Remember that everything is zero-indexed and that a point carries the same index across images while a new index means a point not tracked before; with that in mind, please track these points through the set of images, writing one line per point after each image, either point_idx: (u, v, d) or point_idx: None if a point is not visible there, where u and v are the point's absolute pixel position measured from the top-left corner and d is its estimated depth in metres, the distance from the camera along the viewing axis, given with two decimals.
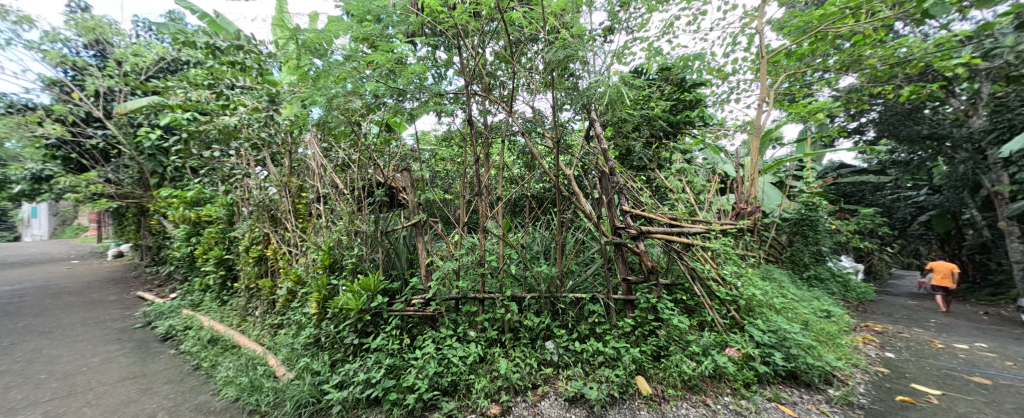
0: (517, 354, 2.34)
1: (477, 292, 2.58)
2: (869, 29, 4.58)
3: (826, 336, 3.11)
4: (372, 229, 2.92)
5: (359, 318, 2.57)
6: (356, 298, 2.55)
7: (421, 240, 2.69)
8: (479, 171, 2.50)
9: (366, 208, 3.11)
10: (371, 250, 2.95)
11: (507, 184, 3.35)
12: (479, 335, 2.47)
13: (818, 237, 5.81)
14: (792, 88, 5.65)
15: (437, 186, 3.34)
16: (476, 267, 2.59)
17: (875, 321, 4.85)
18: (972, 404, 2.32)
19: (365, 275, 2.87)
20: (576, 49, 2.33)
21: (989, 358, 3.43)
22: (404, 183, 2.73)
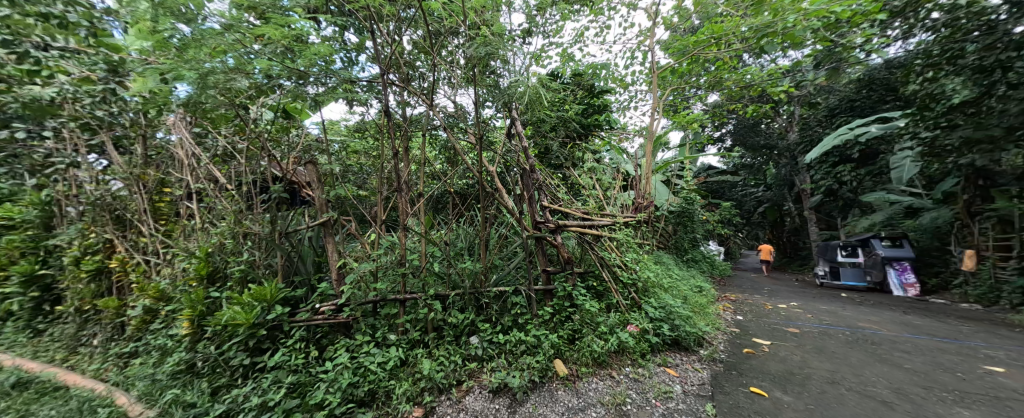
0: (441, 354, 2.29)
1: (398, 293, 2.45)
2: (727, 57, 5.61)
3: (699, 307, 3.80)
4: (268, 230, 2.51)
5: (251, 334, 2.20)
6: (248, 310, 2.19)
7: (332, 240, 2.44)
8: (398, 166, 2.34)
9: (258, 207, 2.64)
10: (267, 255, 2.57)
11: (426, 178, 3.23)
12: (399, 338, 2.34)
13: (694, 226, 7.10)
14: (675, 100, 6.64)
15: (349, 180, 3.05)
16: (396, 268, 2.45)
17: (730, 292, 6.08)
18: (790, 349, 3.09)
19: (258, 284, 2.48)
20: (497, 47, 2.40)
21: (799, 313, 4.60)
22: (309, 177, 2.44)
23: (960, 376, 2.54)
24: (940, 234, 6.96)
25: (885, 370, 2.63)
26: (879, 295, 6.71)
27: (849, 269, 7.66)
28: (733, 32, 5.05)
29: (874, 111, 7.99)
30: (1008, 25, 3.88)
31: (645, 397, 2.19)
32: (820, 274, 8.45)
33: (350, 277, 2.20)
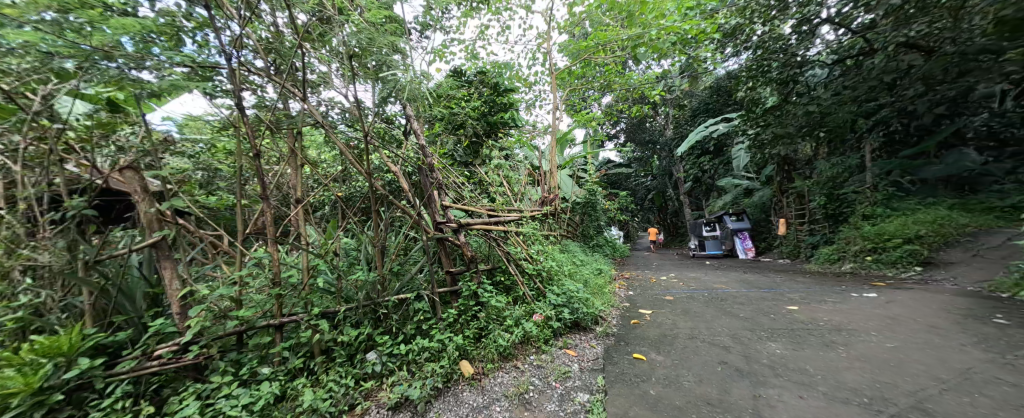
0: (329, 379, 2.14)
1: (272, 317, 2.19)
2: (614, 62, 6.28)
3: (598, 289, 4.19)
4: (64, 260, 1.95)
5: (40, 401, 1.64)
6: (30, 371, 1.61)
7: (170, 265, 2.04)
8: (257, 170, 2.10)
9: (44, 229, 1.98)
10: (70, 292, 2.02)
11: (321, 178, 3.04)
12: (274, 370, 2.12)
13: (597, 215, 7.83)
14: (575, 100, 7.20)
15: (195, 190, 2.70)
16: (269, 290, 2.16)
17: (627, 271, 6.88)
18: (669, 316, 3.56)
19: (48, 336, 1.87)
20: (368, 34, 2.28)
21: (675, 283, 5.41)
22: (132, 185, 1.93)
23: (775, 318, 3.26)
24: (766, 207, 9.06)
25: (728, 321, 3.24)
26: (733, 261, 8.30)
27: (712, 241, 9.26)
28: (617, 40, 5.68)
29: (721, 113, 9.77)
30: (795, 49, 4.88)
31: (547, 381, 2.37)
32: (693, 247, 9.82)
33: (198, 308, 1.88)
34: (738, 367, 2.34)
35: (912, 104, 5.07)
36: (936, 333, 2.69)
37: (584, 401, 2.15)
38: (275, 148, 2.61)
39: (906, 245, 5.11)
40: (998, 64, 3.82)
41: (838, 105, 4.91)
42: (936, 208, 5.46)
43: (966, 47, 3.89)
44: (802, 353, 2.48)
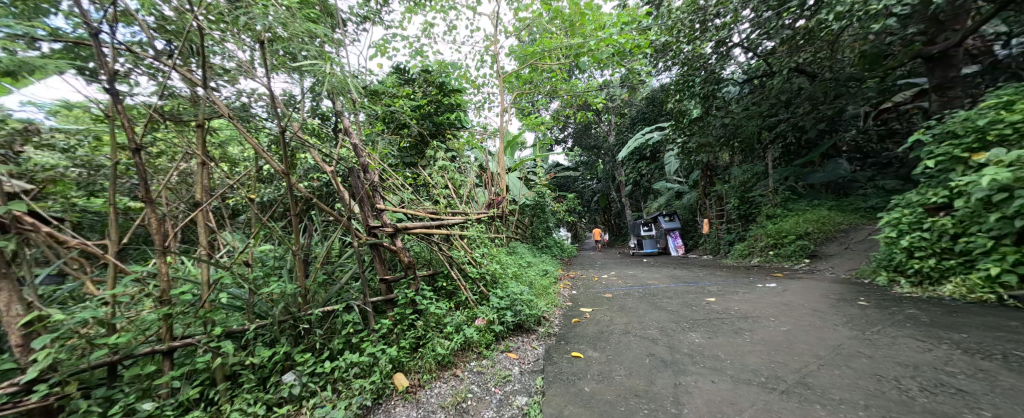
0: (233, 408, 1.91)
1: (162, 342, 1.91)
2: (559, 69, 6.47)
3: (542, 289, 4.26)
4: None
5: None
6: None
7: (7, 286, 1.62)
8: (137, 170, 1.74)
9: None
10: None
11: (250, 182, 2.74)
12: (164, 403, 1.85)
13: (546, 217, 8.22)
14: (523, 103, 7.31)
15: (69, 191, 2.32)
16: (156, 311, 1.88)
17: (571, 270, 7.11)
18: (607, 313, 3.72)
19: None
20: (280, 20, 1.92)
21: (615, 280, 5.69)
22: None
23: (698, 311, 3.55)
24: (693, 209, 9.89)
25: (658, 316, 3.46)
26: (666, 257, 9.01)
27: (648, 240, 10.05)
28: (561, 48, 5.86)
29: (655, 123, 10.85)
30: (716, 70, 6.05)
31: (485, 387, 2.33)
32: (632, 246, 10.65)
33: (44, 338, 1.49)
34: (662, 358, 2.51)
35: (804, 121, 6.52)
36: (815, 314, 3.17)
37: (522, 404, 2.15)
38: (185, 144, 2.12)
39: (798, 241, 5.93)
40: (860, 89, 5.84)
41: (747, 119, 6.44)
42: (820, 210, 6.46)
43: (839, 74, 5.66)
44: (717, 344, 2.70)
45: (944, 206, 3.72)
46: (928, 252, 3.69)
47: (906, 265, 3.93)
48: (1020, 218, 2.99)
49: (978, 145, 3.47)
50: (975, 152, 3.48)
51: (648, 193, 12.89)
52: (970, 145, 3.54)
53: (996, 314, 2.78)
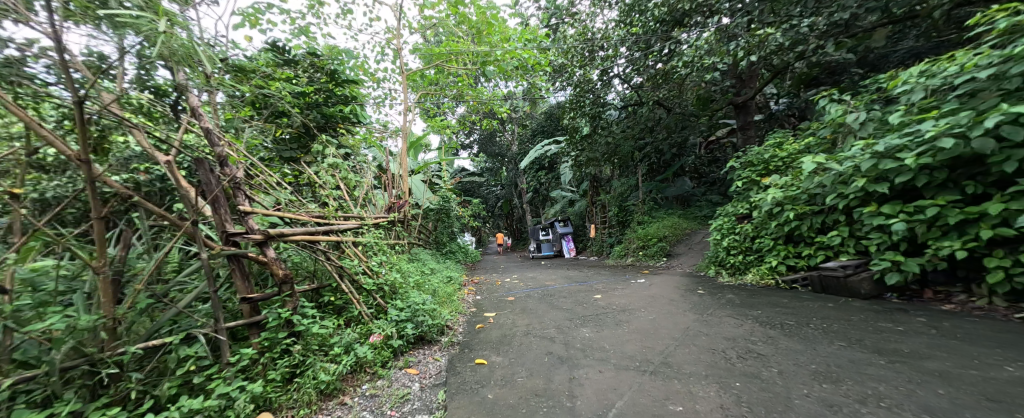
0: None
1: None
2: (463, 74, 6.46)
3: (446, 297, 4.09)
4: None
5: None
6: None
7: None
8: None
9: None
10: None
11: (16, 169, 1.87)
12: None
13: (450, 221, 7.95)
14: (428, 104, 7.07)
15: None
16: None
17: (475, 275, 7.09)
18: (510, 316, 3.76)
19: None
20: None
21: (517, 283, 5.85)
22: None
23: (590, 307, 3.86)
24: (583, 216, 10.96)
25: (557, 315, 3.64)
26: (561, 259, 9.75)
27: (546, 244, 10.71)
28: (466, 54, 5.86)
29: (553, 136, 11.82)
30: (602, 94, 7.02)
31: (379, 412, 2.06)
32: (533, 249, 11.16)
33: None
34: (559, 355, 2.62)
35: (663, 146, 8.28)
36: (676, 303, 3.74)
37: None
38: None
39: (659, 243, 6.99)
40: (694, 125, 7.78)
41: (624, 139, 7.76)
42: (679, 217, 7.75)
43: (685, 110, 7.26)
44: (606, 336, 2.96)
45: (747, 215, 4.95)
46: (740, 250, 4.80)
47: (724, 260, 5.04)
48: (786, 226, 4.12)
49: (764, 171, 5.00)
50: (762, 177, 4.93)
51: (546, 200, 13.83)
52: (761, 172, 5.04)
53: (781, 294, 3.74)
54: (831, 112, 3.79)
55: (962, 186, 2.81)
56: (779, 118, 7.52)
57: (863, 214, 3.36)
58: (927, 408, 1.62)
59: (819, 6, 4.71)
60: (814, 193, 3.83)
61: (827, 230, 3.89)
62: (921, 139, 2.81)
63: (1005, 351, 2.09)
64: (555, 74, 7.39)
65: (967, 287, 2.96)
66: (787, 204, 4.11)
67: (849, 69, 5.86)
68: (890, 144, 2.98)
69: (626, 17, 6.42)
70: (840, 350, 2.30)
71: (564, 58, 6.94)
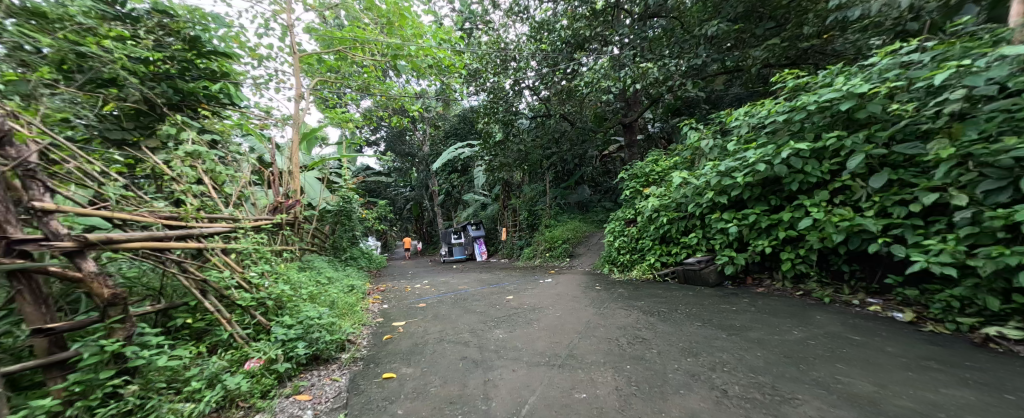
0: None
1: None
2: (368, 65, 5.98)
3: (347, 307, 3.67)
4: None
5: None
6: None
7: None
8: None
9: None
10: None
11: None
12: None
13: (352, 224, 7.18)
14: (326, 93, 6.34)
15: None
16: None
17: (381, 283, 6.55)
18: (419, 324, 3.55)
19: None
20: None
21: (427, 289, 5.58)
22: None
23: (500, 308, 3.89)
24: (495, 219, 11.14)
25: (468, 318, 3.57)
26: (472, 263, 9.72)
27: (457, 247, 10.58)
28: (373, 43, 5.40)
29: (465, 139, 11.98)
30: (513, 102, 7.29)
31: None
32: (444, 253, 10.89)
33: None
34: (472, 358, 2.55)
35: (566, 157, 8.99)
36: (578, 299, 4.02)
37: None
38: None
39: (563, 245, 7.48)
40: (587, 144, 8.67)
41: (533, 147, 8.14)
42: (580, 220, 8.45)
43: (584, 125, 8.02)
44: (518, 335, 3.00)
45: (632, 219, 5.65)
46: (628, 249, 5.42)
47: (615, 258, 5.65)
48: (659, 228, 4.83)
49: (643, 183, 5.80)
50: (641, 188, 5.72)
51: (458, 204, 13.70)
52: (642, 183, 5.83)
53: (660, 286, 4.35)
54: (689, 137, 4.61)
55: (769, 199, 3.63)
56: (656, 139, 8.77)
57: (710, 219, 4.13)
58: (753, 368, 2.03)
59: (682, 52, 5.85)
60: (681, 201, 4.54)
61: (687, 232, 4.61)
62: (746, 163, 3.55)
63: (800, 319, 2.76)
64: (470, 77, 7.45)
65: (769, 274, 3.81)
66: (661, 211, 4.78)
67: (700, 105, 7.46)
68: (728, 165, 3.70)
69: (537, 33, 6.79)
70: (698, 329, 2.74)
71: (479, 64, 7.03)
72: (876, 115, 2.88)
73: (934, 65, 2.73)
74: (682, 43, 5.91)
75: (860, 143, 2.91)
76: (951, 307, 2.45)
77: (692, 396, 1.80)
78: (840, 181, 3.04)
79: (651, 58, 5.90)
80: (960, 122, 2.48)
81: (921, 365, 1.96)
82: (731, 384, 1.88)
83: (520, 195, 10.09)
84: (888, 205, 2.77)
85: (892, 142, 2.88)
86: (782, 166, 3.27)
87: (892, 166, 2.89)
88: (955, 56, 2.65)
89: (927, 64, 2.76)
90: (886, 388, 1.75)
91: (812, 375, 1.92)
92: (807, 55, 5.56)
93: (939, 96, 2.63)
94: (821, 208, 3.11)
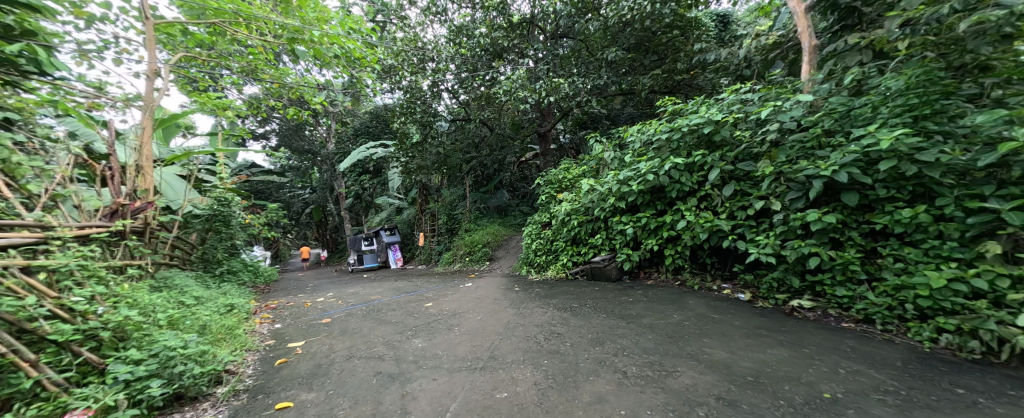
0: None
1: None
2: (258, 47, 5.16)
3: (225, 331, 3.10)
4: None
5: None
6: None
7: None
8: None
9: None
10: None
11: None
12: None
13: (231, 232, 6.09)
14: (195, 74, 5.28)
15: None
16: None
17: (273, 299, 5.69)
18: (320, 342, 3.19)
19: None
20: None
21: (330, 302, 5.04)
22: None
23: (416, 316, 3.74)
24: (411, 224, 10.71)
25: (380, 330, 3.34)
26: (385, 271, 9.12)
27: (369, 255, 9.84)
28: (263, 22, 4.71)
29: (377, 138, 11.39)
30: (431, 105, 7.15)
31: None
32: (352, 262, 10.00)
33: None
34: (389, 372, 2.40)
35: (486, 163, 9.06)
36: (496, 302, 4.10)
37: None
38: None
39: (483, 249, 7.53)
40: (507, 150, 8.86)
41: (452, 150, 8.08)
42: (497, 224, 8.62)
43: (500, 131, 8.23)
44: (435, 343, 2.91)
45: (548, 223, 6.00)
46: (544, 251, 5.73)
47: (532, 260, 5.91)
48: (569, 230, 5.23)
49: (557, 189, 6.21)
50: (556, 193, 6.12)
51: (369, 208, 12.76)
52: (556, 189, 6.24)
53: (571, 284, 4.70)
54: (595, 148, 5.11)
55: (656, 204, 4.22)
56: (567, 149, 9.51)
57: (612, 221, 4.63)
58: (646, 350, 2.34)
59: (588, 72, 6.45)
60: (588, 206, 4.98)
61: (593, 234, 5.09)
62: (639, 172, 4.09)
63: (679, 304, 3.27)
64: (384, 74, 7.03)
65: (656, 267, 4.46)
66: (572, 214, 5.19)
67: (602, 120, 8.32)
68: (626, 175, 4.21)
69: (455, 38, 6.80)
70: (602, 320, 3.05)
71: (393, 60, 6.66)
72: (727, 138, 3.60)
73: (760, 103, 3.56)
74: (587, 64, 6.57)
75: (717, 161, 3.61)
76: (773, 287, 3.18)
77: (600, 381, 1.99)
78: (704, 189, 3.72)
79: (562, 74, 6.37)
80: (776, 147, 3.27)
81: (757, 333, 2.50)
82: (630, 366, 2.13)
83: (436, 198, 9.90)
84: (734, 210, 3.48)
85: (735, 161, 3.64)
86: (665, 177, 3.84)
87: (736, 179, 3.64)
88: (772, 97, 3.51)
89: (757, 102, 3.58)
90: (735, 354, 2.19)
91: (687, 350, 2.30)
92: (680, 86, 6.66)
93: (763, 126, 3.43)
94: (692, 212, 3.76)
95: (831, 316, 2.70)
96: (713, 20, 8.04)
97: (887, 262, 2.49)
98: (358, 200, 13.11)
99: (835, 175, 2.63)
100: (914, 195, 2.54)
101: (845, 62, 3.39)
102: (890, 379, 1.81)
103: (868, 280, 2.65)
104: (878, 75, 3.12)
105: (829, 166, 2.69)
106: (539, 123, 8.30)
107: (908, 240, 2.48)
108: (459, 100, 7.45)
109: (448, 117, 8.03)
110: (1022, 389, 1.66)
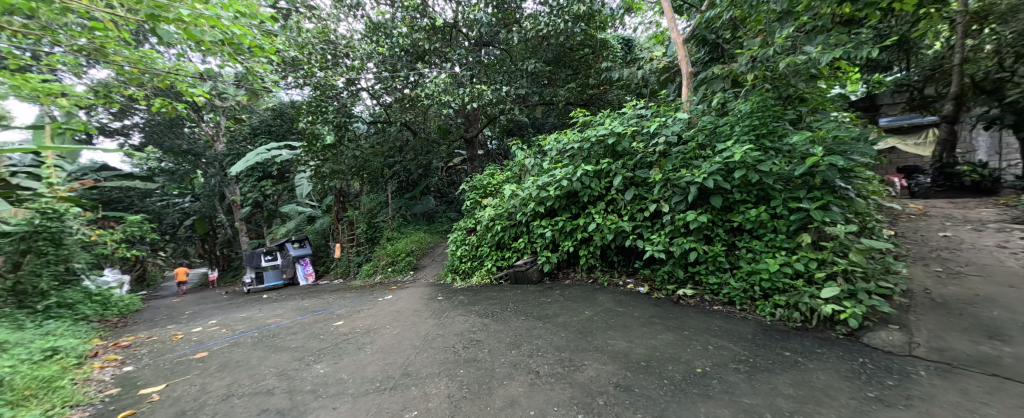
0: None
1: None
2: (103, 19, 3.94)
3: (36, 386, 2.39)
4: None
5: None
6: None
7: None
8: None
9: None
10: None
11: None
12: None
13: (66, 253, 4.78)
14: (8, 47, 4.06)
15: None
16: None
17: (128, 335, 4.59)
18: (190, 382, 2.68)
19: None
20: None
21: (212, 332, 4.26)
22: None
23: (322, 338, 3.37)
24: (324, 233, 9.89)
25: (275, 359, 2.94)
26: (292, 288, 8.10)
27: (270, 272, 8.63)
28: None
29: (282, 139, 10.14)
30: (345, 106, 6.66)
31: None
32: (247, 282, 8.62)
33: None
34: (280, 407, 2.12)
35: (405, 168, 8.46)
36: (414, 314, 3.92)
37: None
38: None
39: (407, 258, 7.17)
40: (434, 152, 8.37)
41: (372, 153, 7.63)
42: (420, 230, 8.31)
43: (421, 135, 8.00)
44: (341, 366, 2.66)
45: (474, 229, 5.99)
46: (468, 258, 5.69)
47: (457, 267, 5.82)
48: (493, 235, 5.28)
49: (481, 195, 6.26)
50: (481, 199, 6.16)
51: (273, 217, 11.27)
52: (481, 195, 6.29)
53: (494, 289, 4.74)
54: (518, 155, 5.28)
55: (571, 208, 4.51)
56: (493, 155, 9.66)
57: (533, 225, 4.81)
58: (558, 348, 2.48)
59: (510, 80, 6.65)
60: (511, 211, 5.11)
61: (517, 238, 5.22)
62: (555, 178, 4.33)
63: (590, 301, 3.54)
64: (286, 66, 6.28)
65: (573, 267, 4.74)
66: (496, 220, 5.27)
67: (526, 128, 8.65)
68: (545, 181, 4.42)
69: (372, 35, 6.45)
70: (521, 322, 3.14)
71: (297, 52, 5.99)
72: (628, 149, 4.03)
73: (652, 118, 4.08)
74: (510, 73, 6.79)
75: (620, 168, 4.01)
76: (665, 279, 3.62)
77: (513, 384, 2.04)
78: (610, 194, 4.10)
79: (485, 81, 6.50)
80: (665, 157, 3.76)
81: (651, 321, 2.84)
82: (542, 365, 2.23)
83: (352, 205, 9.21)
84: (634, 212, 3.89)
85: (635, 169, 4.08)
86: (577, 183, 4.14)
87: (635, 185, 4.08)
88: (661, 114, 4.05)
89: (650, 116, 4.10)
90: (633, 342, 2.45)
91: (593, 343, 2.50)
92: (593, 100, 7.29)
93: (654, 139, 3.93)
94: (601, 215, 4.11)
95: (706, 301, 3.18)
96: (620, 43, 9.02)
97: (742, 252, 3.04)
98: (258, 209, 11.47)
99: (705, 182, 3.13)
100: (758, 198, 3.16)
101: (714, 87, 4.09)
102: (743, 350, 2.21)
103: (731, 268, 3.19)
104: (735, 99, 3.84)
105: (701, 175, 3.19)
106: (465, 129, 8.22)
107: (756, 234, 3.06)
108: (380, 102, 7.10)
109: (367, 118, 7.57)
110: (824, 347, 2.18)
